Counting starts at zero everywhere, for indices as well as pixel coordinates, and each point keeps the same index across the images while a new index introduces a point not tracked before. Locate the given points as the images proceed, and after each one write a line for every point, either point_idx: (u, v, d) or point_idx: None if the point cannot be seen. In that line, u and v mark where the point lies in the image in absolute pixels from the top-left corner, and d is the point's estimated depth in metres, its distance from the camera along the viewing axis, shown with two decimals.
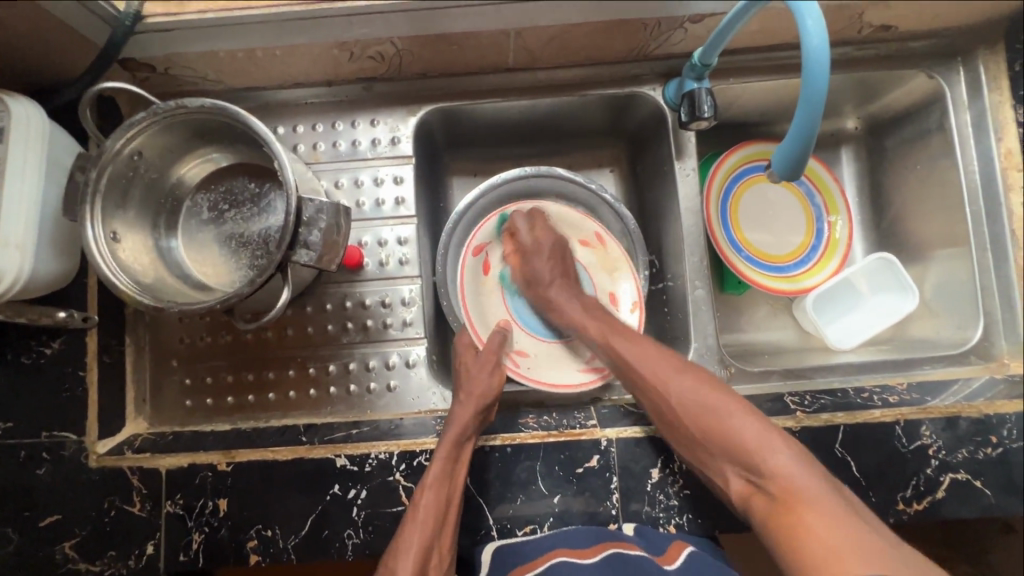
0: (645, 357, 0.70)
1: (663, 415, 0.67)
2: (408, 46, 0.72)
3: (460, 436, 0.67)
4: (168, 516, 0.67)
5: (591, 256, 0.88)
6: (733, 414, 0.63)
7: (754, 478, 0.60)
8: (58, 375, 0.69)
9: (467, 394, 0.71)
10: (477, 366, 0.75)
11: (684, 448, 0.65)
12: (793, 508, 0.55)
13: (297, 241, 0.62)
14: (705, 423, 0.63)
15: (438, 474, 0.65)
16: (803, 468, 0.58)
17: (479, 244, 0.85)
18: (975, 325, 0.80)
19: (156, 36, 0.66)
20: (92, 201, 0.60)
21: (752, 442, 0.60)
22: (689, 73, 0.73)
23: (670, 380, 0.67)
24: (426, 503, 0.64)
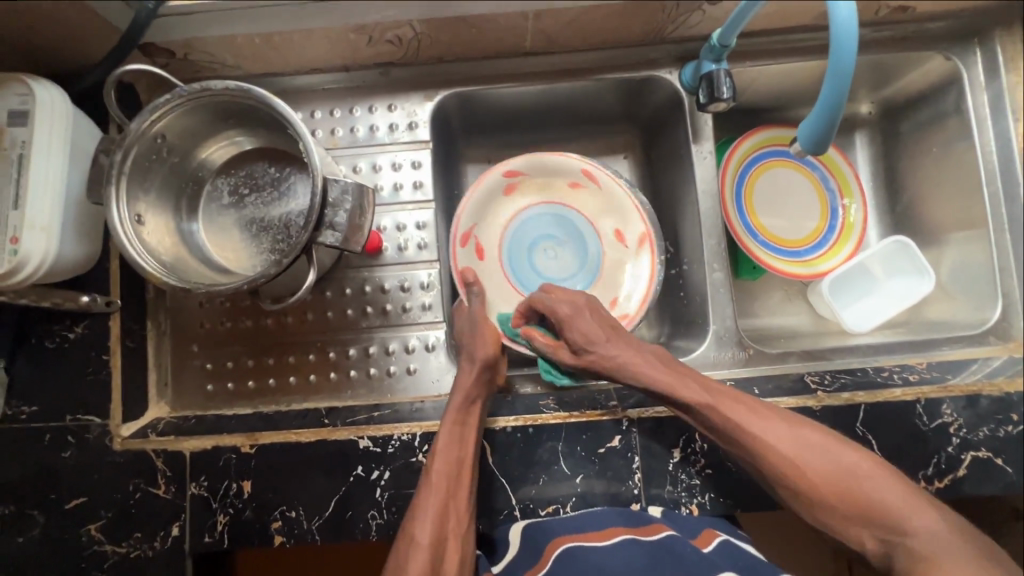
0: (736, 408, 0.64)
1: (763, 470, 0.63)
2: (427, 29, 0.72)
3: (465, 400, 0.68)
4: (193, 498, 0.68)
5: (587, 197, 0.85)
6: (842, 457, 0.61)
7: (890, 537, 0.58)
8: (83, 359, 0.70)
9: (468, 358, 0.70)
10: (472, 328, 0.72)
11: (802, 505, 0.62)
12: (930, 565, 0.55)
13: (322, 223, 0.62)
14: (841, 486, 0.60)
15: (447, 438, 0.65)
16: (949, 531, 0.56)
17: (466, 231, 0.81)
18: (992, 306, 0.80)
19: (177, 20, 0.66)
20: (118, 183, 0.60)
21: (896, 503, 0.58)
22: (708, 55, 0.73)
23: (770, 431, 0.62)
24: (437, 468, 0.64)
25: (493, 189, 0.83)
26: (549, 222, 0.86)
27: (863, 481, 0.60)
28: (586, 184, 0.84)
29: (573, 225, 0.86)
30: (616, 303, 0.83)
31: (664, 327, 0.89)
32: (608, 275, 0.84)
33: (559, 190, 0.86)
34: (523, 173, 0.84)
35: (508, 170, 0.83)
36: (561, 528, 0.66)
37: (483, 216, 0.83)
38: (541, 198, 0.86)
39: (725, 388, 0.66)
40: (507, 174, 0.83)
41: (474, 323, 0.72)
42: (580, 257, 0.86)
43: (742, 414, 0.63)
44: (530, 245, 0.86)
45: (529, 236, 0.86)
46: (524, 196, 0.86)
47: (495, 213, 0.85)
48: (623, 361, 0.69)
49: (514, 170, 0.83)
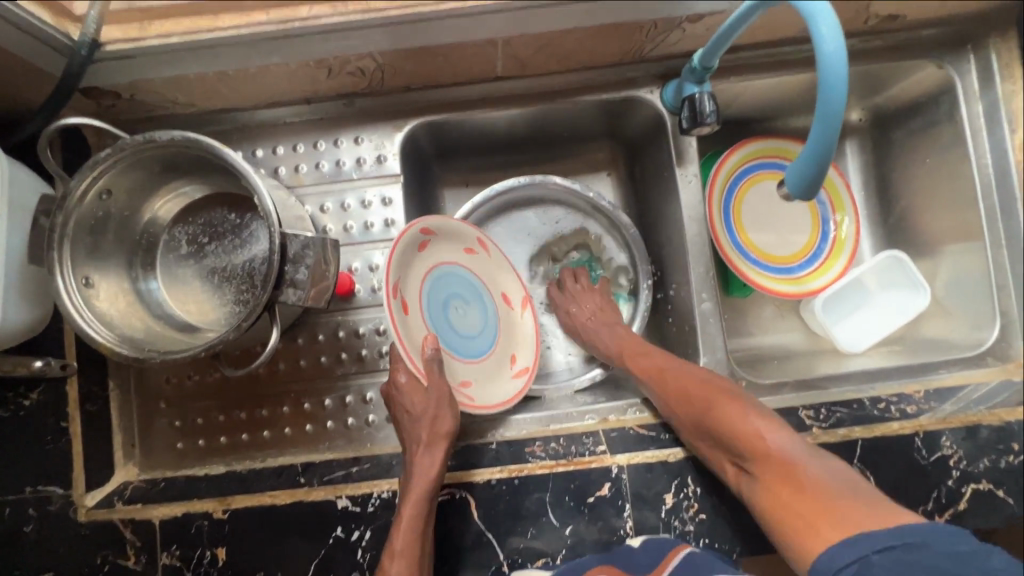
0: (669, 359, 0.69)
1: (670, 407, 0.67)
2: (390, 60, 0.67)
3: (429, 490, 0.62)
4: (165, 568, 0.65)
5: (478, 261, 0.76)
6: (728, 405, 0.62)
7: (743, 466, 0.60)
8: (40, 427, 0.66)
9: (428, 444, 0.64)
10: (432, 405, 0.65)
11: (685, 435, 0.66)
12: (789, 476, 0.56)
13: (284, 280, 0.58)
14: (698, 417, 0.64)
15: (406, 536, 0.60)
16: (824, 473, 0.55)
17: (394, 283, 0.64)
18: (990, 325, 0.77)
19: (117, 64, 0.61)
20: (60, 249, 0.56)
21: (746, 442, 0.59)
22: (689, 76, 0.69)
23: (676, 371, 0.67)
24: (397, 573, 0.58)
25: (410, 243, 0.66)
26: (458, 282, 0.73)
27: (755, 430, 0.60)
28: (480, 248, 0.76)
29: (475, 286, 0.75)
30: (513, 359, 0.77)
31: None
32: (505, 336, 0.77)
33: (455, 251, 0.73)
34: (435, 229, 0.69)
35: (425, 224, 0.67)
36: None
37: (403, 276, 0.66)
38: (452, 257, 0.73)
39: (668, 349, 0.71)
40: (425, 227, 0.68)
41: (433, 396, 0.65)
42: (484, 317, 0.75)
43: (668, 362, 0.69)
44: (444, 301, 0.72)
45: (445, 293, 0.72)
46: (434, 256, 0.70)
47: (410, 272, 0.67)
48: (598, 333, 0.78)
49: (430, 225, 0.68)
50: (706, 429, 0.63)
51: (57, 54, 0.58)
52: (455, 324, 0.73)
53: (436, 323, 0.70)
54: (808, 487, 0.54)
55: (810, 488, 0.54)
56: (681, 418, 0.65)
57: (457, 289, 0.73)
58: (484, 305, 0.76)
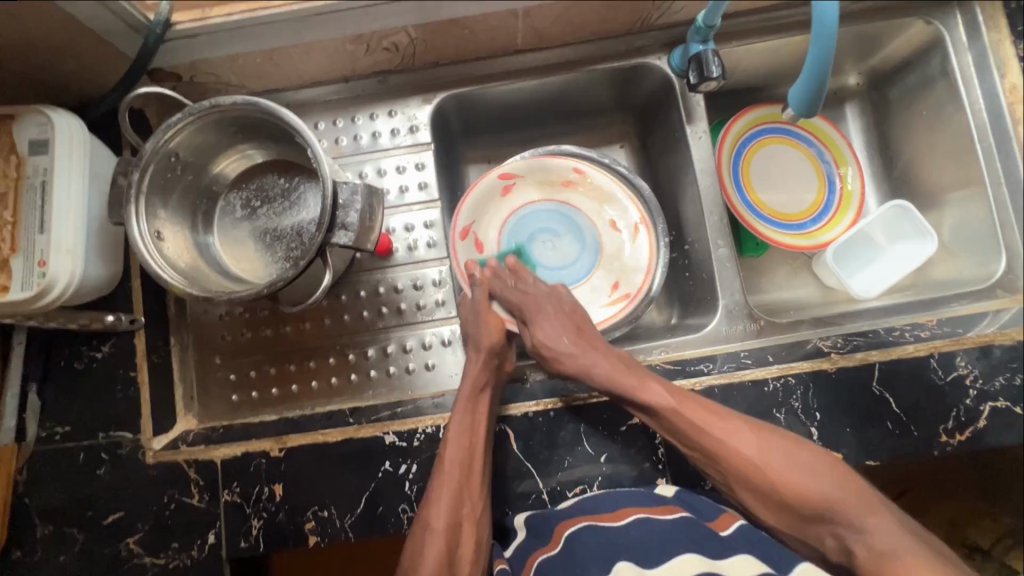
0: (701, 413, 0.65)
1: (741, 480, 0.65)
2: (421, 34, 0.75)
3: (476, 388, 0.69)
4: (227, 505, 0.69)
5: (579, 194, 0.86)
6: (819, 474, 0.62)
7: (842, 533, 0.61)
8: (112, 377, 0.72)
9: (477, 350, 0.71)
10: (475, 322, 0.73)
11: (763, 509, 0.65)
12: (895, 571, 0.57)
13: (335, 225, 0.64)
14: (803, 498, 0.62)
15: (458, 425, 0.67)
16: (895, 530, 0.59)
17: (465, 227, 0.82)
18: (997, 259, 0.81)
19: (183, 43, 0.69)
20: (136, 202, 0.62)
21: (836, 500, 0.61)
22: (694, 37, 0.76)
23: (734, 438, 0.64)
24: (451, 456, 0.65)
25: (491, 189, 0.83)
26: (549, 218, 0.86)
27: (842, 500, 0.61)
28: (576, 179, 0.85)
29: (568, 218, 0.86)
30: (617, 286, 0.84)
31: (673, 309, 0.90)
32: (608, 260, 0.86)
33: (551, 190, 0.86)
34: (518, 173, 0.84)
35: (504, 172, 0.83)
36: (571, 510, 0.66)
37: (479, 216, 0.83)
38: (540, 195, 0.86)
39: (689, 393, 0.67)
40: (504, 174, 0.83)
41: (476, 309, 0.74)
42: (578, 247, 0.86)
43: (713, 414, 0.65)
44: (534, 235, 0.86)
45: (539, 227, 0.86)
46: (522, 197, 0.86)
47: (492, 214, 0.85)
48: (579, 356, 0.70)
49: (506, 172, 0.83)
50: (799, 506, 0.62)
51: (133, 34, 0.66)
52: (548, 254, 0.86)
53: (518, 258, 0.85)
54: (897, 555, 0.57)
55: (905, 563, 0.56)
56: (774, 496, 0.64)
57: (552, 224, 0.86)
58: (585, 235, 0.86)
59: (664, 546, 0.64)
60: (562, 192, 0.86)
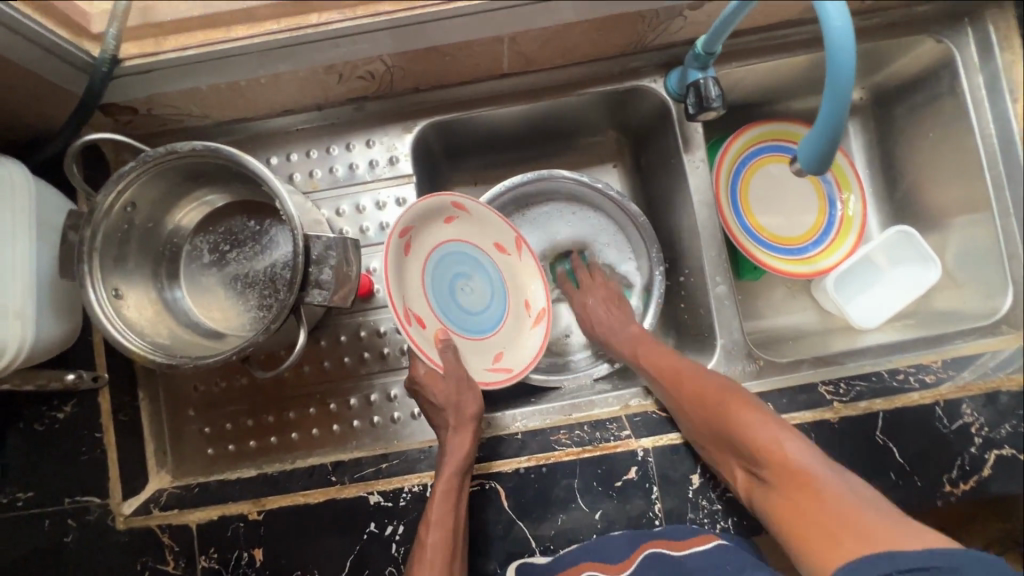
0: (661, 364, 0.72)
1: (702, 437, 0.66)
2: (398, 62, 0.69)
3: (461, 466, 0.65)
4: (204, 572, 0.66)
5: (463, 227, 0.74)
6: (764, 424, 0.62)
7: (755, 468, 0.61)
8: (76, 438, 0.67)
9: (458, 422, 0.67)
10: (454, 390, 0.67)
11: (717, 460, 0.65)
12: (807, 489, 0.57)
13: (308, 282, 0.59)
14: (727, 419, 0.63)
15: (442, 506, 0.62)
16: (808, 451, 0.59)
17: (404, 312, 0.64)
18: (1003, 294, 0.78)
19: (136, 78, 0.62)
20: (90, 262, 0.57)
21: (761, 438, 0.61)
22: (693, 63, 0.70)
23: (696, 375, 0.68)
24: (434, 541, 0.61)
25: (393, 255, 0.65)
26: (454, 260, 0.73)
27: (770, 449, 0.60)
28: (461, 214, 0.72)
29: (471, 255, 0.75)
30: (530, 307, 0.79)
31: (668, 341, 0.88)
32: (515, 287, 0.78)
33: (437, 232, 0.71)
34: (412, 224, 0.67)
35: (397, 231, 0.65)
36: (561, 560, 0.64)
37: (405, 289, 0.66)
38: (439, 240, 0.71)
39: (655, 343, 0.75)
40: (401, 232, 0.65)
41: (455, 377, 0.67)
42: (490, 284, 0.76)
43: (647, 351, 0.74)
44: (450, 281, 0.73)
45: (449, 274, 0.72)
46: (420, 249, 0.70)
47: (409, 281, 0.67)
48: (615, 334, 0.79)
49: (403, 227, 0.65)
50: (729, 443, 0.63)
51: (78, 72, 0.60)
52: (462, 301, 0.74)
53: (449, 312, 0.72)
54: (827, 499, 0.55)
55: (825, 501, 0.55)
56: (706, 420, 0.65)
57: (457, 267, 0.74)
58: (484, 267, 0.76)
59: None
60: (447, 228, 0.72)
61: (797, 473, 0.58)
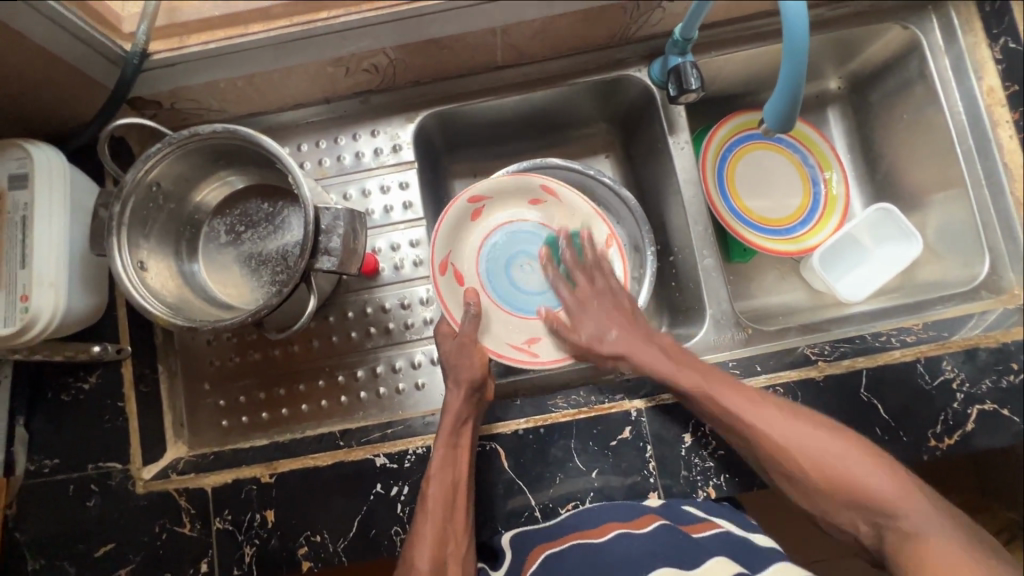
0: (733, 394, 0.67)
1: (778, 468, 0.65)
2: (400, 55, 0.75)
3: (456, 422, 0.68)
4: (219, 533, 0.69)
5: (546, 213, 0.81)
6: (853, 460, 0.63)
7: (880, 520, 0.62)
8: (99, 407, 0.72)
9: (455, 381, 0.70)
10: (455, 354, 0.71)
11: (805, 496, 0.66)
12: (922, 549, 0.58)
13: (318, 250, 0.64)
14: (835, 473, 0.63)
15: (441, 459, 0.66)
16: (938, 517, 0.59)
17: (443, 260, 0.76)
18: (980, 261, 0.81)
19: (161, 71, 0.69)
20: (118, 233, 0.62)
21: (889, 492, 0.61)
22: (672, 49, 0.76)
23: (787, 430, 0.65)
24: (433, 492, 0.65)
25: (460, 215, 0.78)
26: (523, 239, 0.81)
27: (894, 495, 0.61)
28: (548, 199, 0.80)
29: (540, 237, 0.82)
30: None
31: (662, 318, 0.90)
32: None
33: (518, 207, 0.81)
34: (485, 194, 0.78)
35: (473, 194, 0.77)
36: (560, 529, 0.67)
37: (457, 246, 0.78)
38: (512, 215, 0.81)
39: (728, 380, 0.68)
40: (473, 197, 0.77)
41: (461, 345, 0.72)
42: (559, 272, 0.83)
43: (727, 396, 0.66)
44: (512, 258, 0.81)
45: (512, 252, 0.81)
46: (491, 220, 0.81)
47: (466, 239, 0.79)
48: (642, 354, 0.72)
49: (476, 194, 0.77)
50: (834, 489, 0.63)
51: (109, 65, 0.66)
52: (522, 280, 0.81)
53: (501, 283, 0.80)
54: (936, 546, 0.57)
55: (937, 553, 0.57)
56: (801, 480, 0.65)
57: (527, 246, 0.81)
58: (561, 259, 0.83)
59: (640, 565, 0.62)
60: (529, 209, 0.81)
61: (917, 535, 0.59)
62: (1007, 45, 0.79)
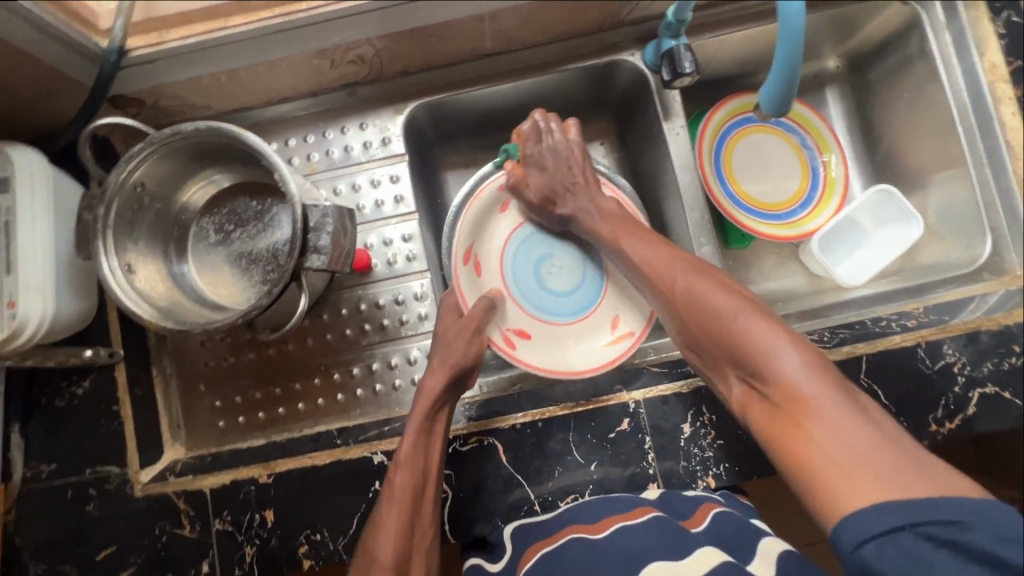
0: (654, 260, 0.68)
1: (674, 318, 0.66)
2: (387, 45, 0.73)
3: (432, 405, 0.68)
4: (218, 534, 0.69)
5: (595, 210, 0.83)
6: (740, 318, 0.59)
7: (756, 383, 0.58)
8: (94, 411, 0.71)
9: (440, 363, 0.71)
10: (454, 334, 0.72)
11: (689, 349, 0.65)
12: (796, 416, 0.54)
13: (308, 248, 0.63)
14: (716, 330, 0.61)
15: (412, 445, 0.66)
16: (809, 372, 0.54)
17: (466, 249, 0.79)
18: (982, 242, 0.80)
19: (142, 68, 0.67)
20: (104, 237, 0.61)
21: (759, 343, 0.57)
22: (666, 32, 0.74)
23: (676, 276, 0.66)
24: (400, 482, 0.64)
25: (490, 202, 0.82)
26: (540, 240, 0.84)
27: (762, 347, 0.57)
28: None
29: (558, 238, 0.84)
30: (616, 323, 0.81)
31: None
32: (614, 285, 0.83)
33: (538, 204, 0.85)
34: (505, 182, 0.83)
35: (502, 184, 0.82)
36: (558, 523, 0.66)
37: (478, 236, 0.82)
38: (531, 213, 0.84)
39: (641, 231, 0.72)
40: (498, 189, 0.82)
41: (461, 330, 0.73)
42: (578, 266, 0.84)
43: (629, 241, 0.71)
44: (536, 259, 0.84)
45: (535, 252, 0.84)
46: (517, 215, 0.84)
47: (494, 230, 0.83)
48: (580, 212, 0.77)
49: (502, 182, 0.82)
50: (715, 346, 0.61)
51: (87, 63, 0.65)
52: (547, 282, 0.83)
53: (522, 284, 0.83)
54: (813, 417, 0.52)
55: (816, 428, 0.52)
56: (689, 335, 0.64)
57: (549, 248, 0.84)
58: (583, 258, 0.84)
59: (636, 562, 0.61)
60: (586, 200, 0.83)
61: (799, 401, 0.54)
62: (1009, 19, 0.78)
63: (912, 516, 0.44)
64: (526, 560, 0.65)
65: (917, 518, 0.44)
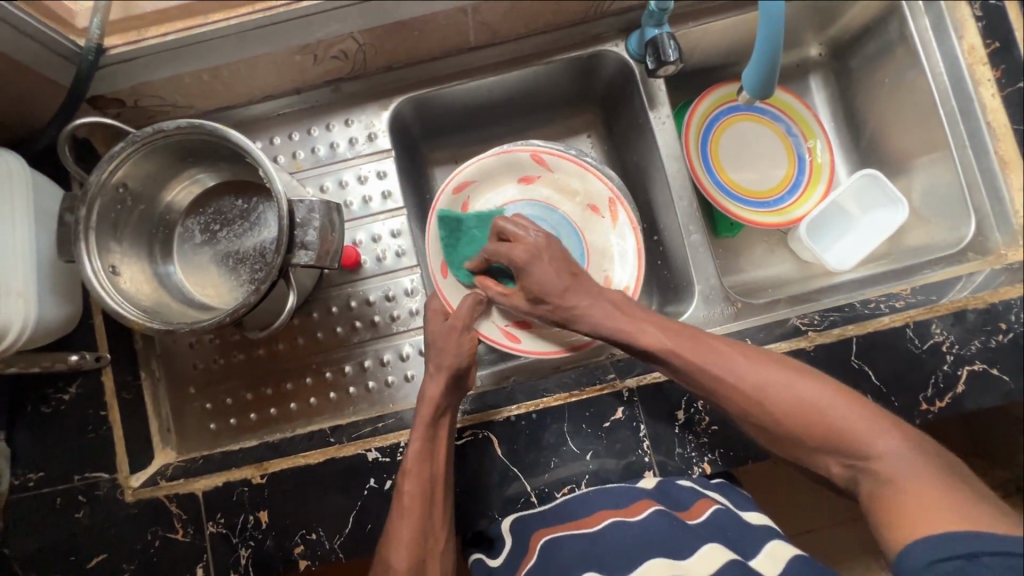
0: (711, 353, 0.65)
1: (743, 414, 0.64)
2: (370, 39, 0.72)
3: (434, 411, 0.67)
4: (213, 537, 0.68)
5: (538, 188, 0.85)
6: (829, 402, 0.61)
7: (856, 464, 0.59)
8: (81, 417, 0.70)
9: (437, 367, 0.69)
10: (443, 336, 0.71)
11: (767, 439, 0.64)
12: (891, 491, 0.55)
13: (295, 244, 0.62)
14: (808, 417, 0.61)
15: (416, 455, 0.65)
16: (908, 450, 0.57)
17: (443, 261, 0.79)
18: (966, 222, 0.81)
19: (121, 67, 0.66)
20: (87, 238, 0.60)
21: (858, 429, 0.59)
22: (649, 21, 0.75)
23: (743, 372, 0.64)
24: (410, 488, 0.64)
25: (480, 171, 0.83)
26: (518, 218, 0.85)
27: (861, 430, 0.59)
28: (539, 174, 0.84)
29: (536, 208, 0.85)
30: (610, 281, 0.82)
31: (651, 296, 0.90)
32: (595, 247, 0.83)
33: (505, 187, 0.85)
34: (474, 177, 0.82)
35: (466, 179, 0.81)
36: (558, 514, 0.66)
37: None
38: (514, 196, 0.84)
39: (687, 329, 0.68)
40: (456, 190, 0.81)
41: (454, 329, 0.71)
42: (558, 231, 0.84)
43: (685, 345, 0.66)
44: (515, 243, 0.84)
45: None
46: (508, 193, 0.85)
47: None
48: (591, 309, 0.71)
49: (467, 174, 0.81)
50: (809, 434, 0.61)
51: (63, 62, 0.64)
52: None
53: None
54: (907, 488, 0.54)
55: (911, 497, 0.53)
56: (774, 429, 0.63)
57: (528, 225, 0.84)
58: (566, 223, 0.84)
59: (631, 554, 0.62)
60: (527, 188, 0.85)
61: (892, 476, 0.56)
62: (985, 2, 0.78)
63: (977, 545, 0.47)
64: (529, 555, 0.65)
65: (979, 546, 0.47)
